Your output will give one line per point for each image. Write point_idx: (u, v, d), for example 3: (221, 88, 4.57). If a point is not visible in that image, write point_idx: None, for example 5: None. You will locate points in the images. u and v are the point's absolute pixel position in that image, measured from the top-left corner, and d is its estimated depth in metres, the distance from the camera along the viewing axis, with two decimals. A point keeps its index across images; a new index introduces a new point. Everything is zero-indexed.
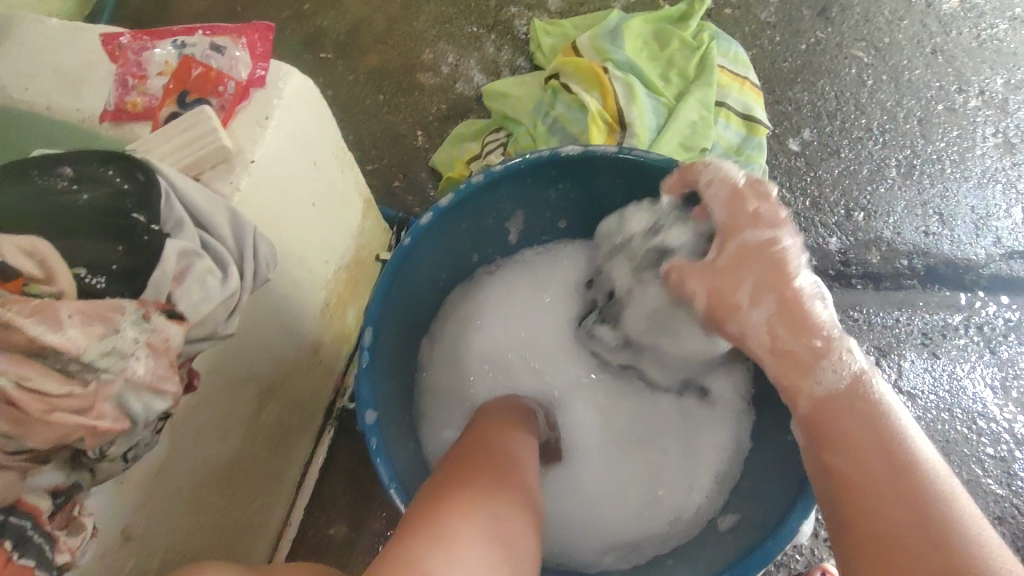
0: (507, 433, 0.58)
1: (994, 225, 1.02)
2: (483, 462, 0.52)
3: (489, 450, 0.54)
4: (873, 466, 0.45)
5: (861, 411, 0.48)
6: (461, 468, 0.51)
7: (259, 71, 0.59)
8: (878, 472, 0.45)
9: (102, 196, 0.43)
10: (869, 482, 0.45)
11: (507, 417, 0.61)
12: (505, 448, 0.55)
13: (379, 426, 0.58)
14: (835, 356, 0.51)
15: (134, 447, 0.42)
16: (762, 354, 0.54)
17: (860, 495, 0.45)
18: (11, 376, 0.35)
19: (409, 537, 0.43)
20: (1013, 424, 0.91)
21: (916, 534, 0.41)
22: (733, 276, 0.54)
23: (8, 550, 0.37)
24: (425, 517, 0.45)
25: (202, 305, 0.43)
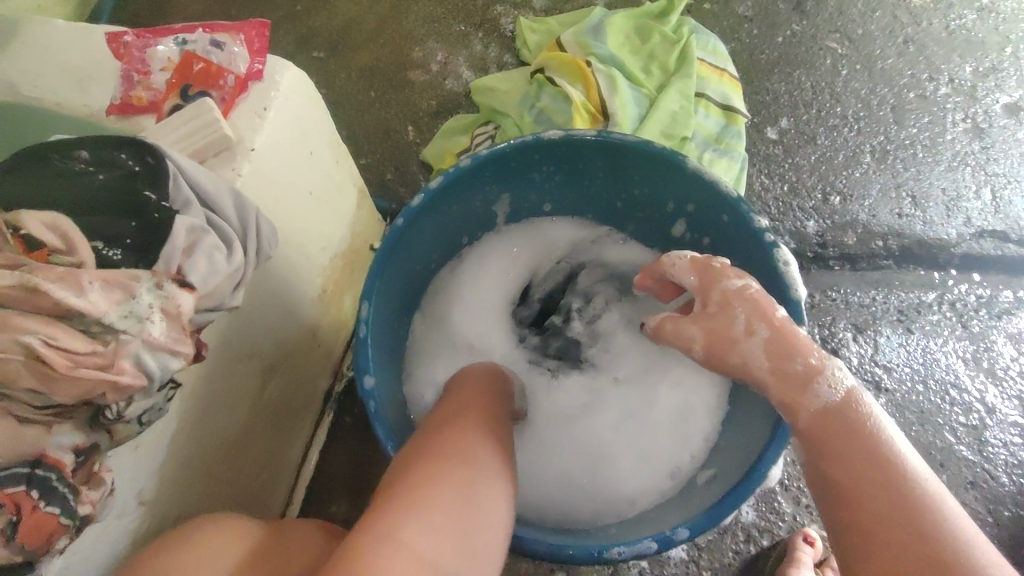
0: (483, 411, 0.59)
1: (965, 206, 1.06)
2: (464, 444, 0.53)
3: (471, 429, 0.56)
4: (863, 467, 0.48)
5: (847, 419, 0.51)
6: (438, 448, 0.53)
7: (257, 65, 0.63)
8: (867, 471, 0.48)
9: (115, 177, 0.46)
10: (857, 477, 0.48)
11: (482, 393, 0.63)
12: (485, 427, 0.57)
13: (377, 391, 0.62)
14: (827, 374, 0.53)
15: (148, 411, 0.47)
16: (764, 375, 0.57)
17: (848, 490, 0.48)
18: (40, 335, 0.38)
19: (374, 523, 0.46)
20: (983, 394, 0.95)
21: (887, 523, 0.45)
22: (724, 316, 0.60)
23: (35, 499, 0.40)
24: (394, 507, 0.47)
25: (210, 278, 0.47)
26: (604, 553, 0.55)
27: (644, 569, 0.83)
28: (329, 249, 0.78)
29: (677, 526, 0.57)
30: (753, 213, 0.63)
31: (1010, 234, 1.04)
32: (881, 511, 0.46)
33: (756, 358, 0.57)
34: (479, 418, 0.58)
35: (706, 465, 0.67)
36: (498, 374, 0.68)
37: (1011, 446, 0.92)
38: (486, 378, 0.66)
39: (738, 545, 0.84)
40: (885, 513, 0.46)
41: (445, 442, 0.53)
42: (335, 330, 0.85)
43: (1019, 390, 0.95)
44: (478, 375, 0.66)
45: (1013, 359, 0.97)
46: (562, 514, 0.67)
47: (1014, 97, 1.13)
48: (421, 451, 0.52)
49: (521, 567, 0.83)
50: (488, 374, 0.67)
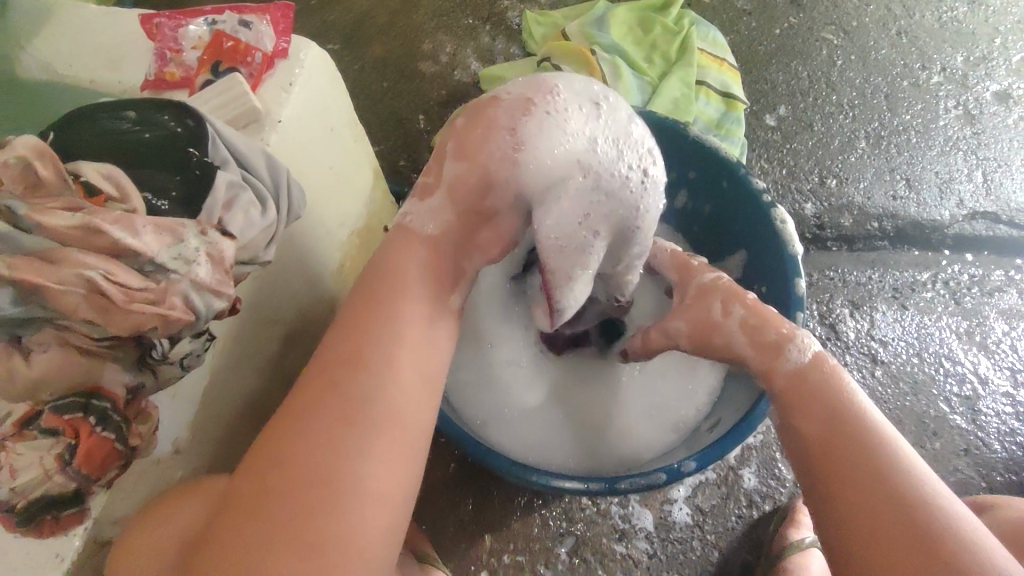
0: (372, 347, 0.50)
1: (957, 188, 1.09)
2: (328, 411, 0.47)
3: (342, 384, 0.48)
4: (849, 437, 0.50)
5: (822, 386, 0.54)
6: (300, 417, 0.47)
7: (283, 44, 0.67)
8: (852, 440, 0.50)
9: (159, 136, 0.50)
10: (842, 444, 0.50)
11: (371, 314, 0.52)
12: (367, 377, 0.49)
13: None
14: (797, 340, 0.57)
15: (189, 355, 0.50)
16: (747, 350, 0.60)
17: (834, 458, 0.50)
18: (99, 270, 0.42)
19: (335, 480, 0.45)
20: (976, 366, 0.99)
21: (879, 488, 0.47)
22: (699, 303, 0.64)
23: (91, 424, 0.44)
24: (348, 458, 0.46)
25: (247, 230, 0.51)
26: (616, 484, 0.59)
27: (651, 533, 0.86)
28: (349, 224, 0.81)
29: (684, 459, 0.60)
30: (750, 176, 0.69)
31: (1001, 215, 1.07)
32: (861, 478, 0.48)
33: (737, 338, 0.60)
34: (360, 356, 0.50)
35: (709, 416, 0.71)
36: (401, 274, 0.55)
37: (1003, 416, 0.95)
38: (402, 282, 0.54)
39: (741, 509, 0.87)
40: (869, 476, 0.47)
41: (308, 413, 0.47)
42: None
43: (1011, 363, 0.99)
44: (379, 279, 0.54)
45: (1005, 334, 1.00)
46: (575, 464, 0.70)
47: (1004, 85, 1.17)
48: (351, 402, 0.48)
49: (531, 531, 0.86)
50: (390, 277, 0.54)
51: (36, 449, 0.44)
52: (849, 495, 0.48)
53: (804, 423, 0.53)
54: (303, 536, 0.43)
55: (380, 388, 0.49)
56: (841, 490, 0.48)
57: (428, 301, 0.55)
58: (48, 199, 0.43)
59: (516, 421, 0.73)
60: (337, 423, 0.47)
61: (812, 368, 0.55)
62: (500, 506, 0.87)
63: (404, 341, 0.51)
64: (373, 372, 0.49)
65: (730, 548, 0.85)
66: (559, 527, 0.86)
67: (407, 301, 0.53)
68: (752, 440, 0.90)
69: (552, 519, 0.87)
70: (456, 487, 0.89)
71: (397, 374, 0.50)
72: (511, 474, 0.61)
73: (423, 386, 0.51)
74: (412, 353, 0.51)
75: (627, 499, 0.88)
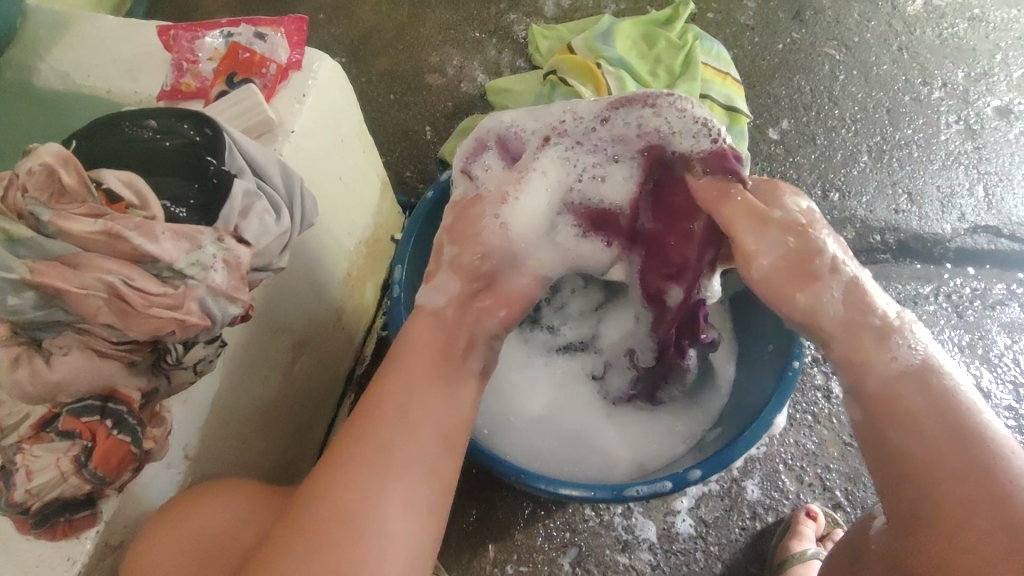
0: (394, 396, 0.53)
1: (959, 203, 1.10)
2: (351, 453, 0.50)
3: (367, 423, 0.51)
4: (938, 445, 0.44)
5: (908, 384, 0.47)
6: (328, 461, 0.50)
7: (296, 56, 0.68)
8: (941, 447, 0.44)
9: (179, 145, 0.51)
10: (928, 454, 0.45)
11: (391, 367, 0.55)
12: (389, 418, 0.51)
13: None
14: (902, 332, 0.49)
15: (203, 360, 0.51)
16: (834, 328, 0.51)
17: (916, 468, 0.45)
18: (121, 276, 0.43)
19: (354, 500, 0.47)
20: (979, 379, 0.99)
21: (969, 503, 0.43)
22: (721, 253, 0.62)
23: (108, 427, 0.45)
24: (367, 480, 0.48)
25: (262, 237, 0.51)
26: (623, 492, 0.59)
27: (654, 544, 0.86)
28: (356, 233, 0.81)
29: (690, 467, 0.60)
30: None
31: (1002, 229, 1.08)
32: (978, 512, 0.43)
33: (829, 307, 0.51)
34: (381, 406, 0.52)
35: (716, 425, 0.71)
36: (421, 338, 0.57)
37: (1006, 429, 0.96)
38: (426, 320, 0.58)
39: (744, 522, 0.87)
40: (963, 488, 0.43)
41: (331, 458, 0.50)
42: (358, 316, 0.88)
43: (1013, 376, 0.99)
44: (404, 340, 0.57)
45: (1007, 347, 1.01)
46: (582, 472, 0.71)
47: (1004, 100, 1.18)
48: (375, 430, 0.51)
49: (534, 542, 0.86)
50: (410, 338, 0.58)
51: (52, 452, 0.44)
52: (958, 529, 0.43)
53: (901, 443, 0.46)
54: (322, 554, 0.45)
55: (402, 428, 0.51)
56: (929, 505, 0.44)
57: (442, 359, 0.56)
58: (71, 206, 0.44)
59: (522, 431, 0.73)
60: (358, 450, 0.50)
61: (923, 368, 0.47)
62: (503, 516, 0.88)
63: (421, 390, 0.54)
64: (394, 417, 0.51)
65: (734, 560, 0.86)
66: (562, 537, 0.87)
67: (425, 357, 0.56)
68: (755, 451, 0.90)
69: (556, 530, 0.87)
70: (460, 497, 0.89)
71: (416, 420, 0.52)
72: (520, 483, 0.61)
73: (441, 419, 0.54)
74: (432, 399, 0.54)
75: (631, 510, 0.88)
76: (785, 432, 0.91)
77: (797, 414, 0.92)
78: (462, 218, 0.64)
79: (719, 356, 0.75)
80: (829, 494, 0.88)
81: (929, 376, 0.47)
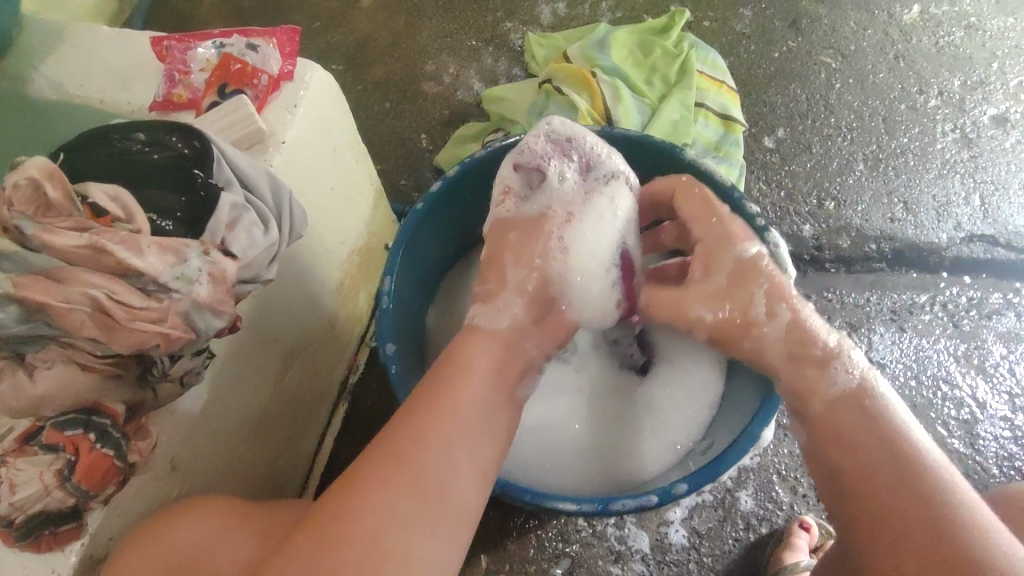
0: (439, 423, 0.50)
1: (955, 212, 1.10)
2: (389, 475, 0.47)
3: (404, 437, 0.48)
4: (875, 464, 0.49)
5: (858, 406, 0.53)
6: (361, 477, 0.47)
7: (288, 67, 0.68)
8: (878, 465, 0.49)
9: (167, 158, 0.51)
10: (864, 470, 0.49)
11: (436, 391, 0.52)
12: (427, 434, 0.49)
13: (398, 357, 0.66)
14: (843, 360, 0.55)
15: (190, 372, 0.51)
16: (787, 351, 0.58)
17: (861, 486, 0.49)
18: (105, 290, 0.43)
19: (371, 517, 0.45)
20: (974, 389, 0.99)
21: (905, 515, 0.46)
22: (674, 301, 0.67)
23: (92, 440, 0.46)
24: (389, 497, 0.46)
25: (249, 250, 0.52)
26: (608, 505, 0.59)
27: (647, 555, 0.86)
28: (348, 243, 0.81)
29: (676, 481, 0.59)
30: (744, 200, 0.70)
31: (998, 238, 1.08)
32: (906, 505, 0.46)
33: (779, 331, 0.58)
34: (423, 430, 0.49)
35: (704, 437, 0.72)
36: (468, 363, 0.55)
37: (1001, 440, 0.96)
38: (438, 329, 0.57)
39: (737, 533, 0.87)
40: (899, 502, 0.47)
41: (366, 476, 0.47)
42: (350, 325, 0.88)
43: (1008, 386, 0.99)
44: (448, 363, 0.55)
45: (1003, 357, 1.01)
46: (570, 485, 0.71)
47: (1001, 109, 1.18)
48: (410, 444, 0.48)
49: (526, 552, 0.86)
50: (454, 361, 0.55)
51: (36, 465, 0.45)
52: (896, 530, 0.46)
53: (842, 457, 0.51)
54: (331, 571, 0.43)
55: (438, 449, 0.49)
56: (868, 521, 0.48)
57: (488, 386, 0.54)
58: (57, 219, 0.45)
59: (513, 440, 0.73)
60: (388, 461, 0.47)
61: (859, 390, 0.53)
62: (495, 526, 0.87)
63: (466, 417, 0.51)
64: (430, 439, 0.49)
65: (727, 571, 0.85)
66: (554, 548, 0.86)
67: (472, 384, 0.53)
68: (749, 462, 0.90)
69: (547, 540, 0.86)
70: None
71: (458, 450, 0.49)
72: (507, 495, 0.60)
73: (479, 446, 0.51)
74: (468, 421, 0.51)
75: (623, 520, 0.87)
76: (779, 442, 0.91)
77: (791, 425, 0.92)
78: (527, 238, 0.64)
79: (708, 367, 0.75)
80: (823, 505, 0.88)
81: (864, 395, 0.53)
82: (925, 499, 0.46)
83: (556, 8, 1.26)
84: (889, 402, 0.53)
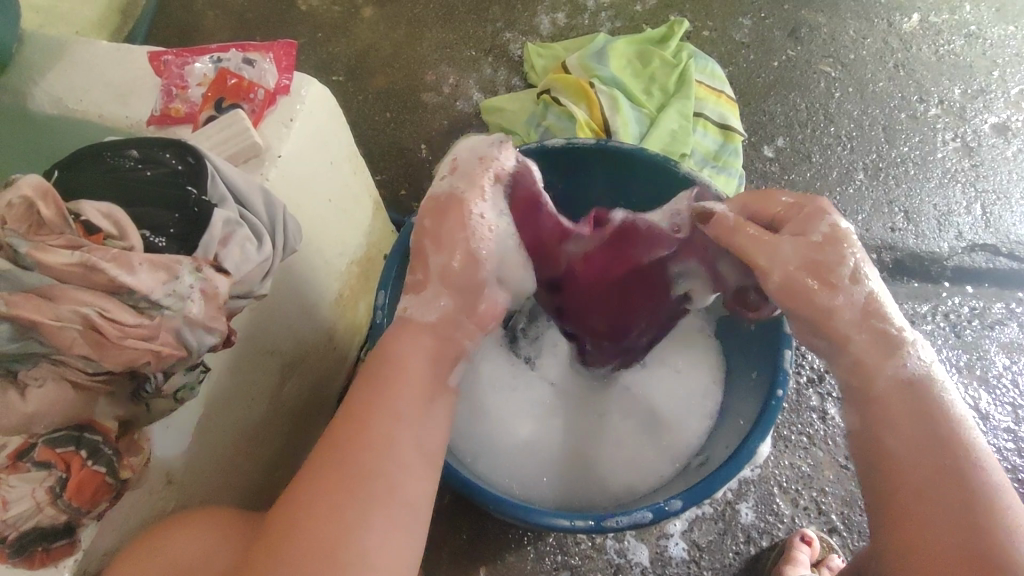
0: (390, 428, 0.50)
1: (957, 221, 1.09)
2: (335, 480, 0.47)
3: (350, 445, 0.49)
4: (926, 456, 0.49)
5: (921, 398, 0.51)
6: (314, 484, 0.48)
7: (285, 81, 0.68)
8: (928, 458, 0.48)
9: (160, 174, 0.52)
10: (914, 459, 0.49)
11: (373, 390, 0.52)
12: (376, 440, 0.49)
13: None
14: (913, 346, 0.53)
15: (182, 389, 0.52)
16: None
17: (906, 473, 0.49)
18: (97, 308, 0.45)
19: (328, 523, 0.46)
20: (977, 401, 0.98)
21: (945, 510, 0.46)
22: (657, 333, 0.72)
23: (83, 458, 0.46)
24: (339, 498, 0.47)
25: (242, 265, 0.52)
26: (602, 522, 0.58)
27: (646, 568, 0.85)
28: (347, 254, 0.81)
29: (670, 497, 0.59)
30: None
31: (1000, 248, 1.07)
32: (947, 500, 0.47)
33: None
34: (366, 431, 0.49)
35: (701, 450, 0.70)
36: (402, 366, 0.54)
37: (1005, 452, 0.95)
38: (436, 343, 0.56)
39: (738, 546, 0.86)
40: (942, 497, 0.47)
41: (324, 483, 0.47)
42: (349, 334, 0.88)
43: (1011, 398, 0.98)
44: (381, 366, 0.54)
45: (1006, 367, 1.00)
46: (564, 499, 0.71)
47: (1002, 117, 1.18)
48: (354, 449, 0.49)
49: (525, 564, 0.85)
50: (385, 361, 0.54)
51: (29, 482, 0.45)
52: (919, 522, 0.47)
53: (893, 441, 0.50)
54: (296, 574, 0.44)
55: (388, 452, 0.49)
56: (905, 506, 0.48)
57: (429, 385, 0.54)
58: (49, 237, 0.46)
59: (508, 454, 0.72)
60: (335, 469, 0.48)
61: (923, 380, 0.52)
62: (492, 538, 0.87)
63: (408, 415, 0.51)
64: (378, 443, 0.49)
65: None
66: (553, 561, 0.86)
67: (408, 384, 0.53)
68: (749, 474, 0.89)
69: (546, 552, 0.86)
70: (451, 516, 0.88)
71: (405, 456, 0.50)
72: (502, 511, 0.60)
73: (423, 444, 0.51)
74: (415, 420, 0.51)
75: (622, 533, 0.87)
76: (780, 454, 0.90)
77: (791, 436, 0.91)
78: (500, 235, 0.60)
79: (708, 383, 0.75)
80: (824, 518, 0.87)
81: (922, 389, 0.52)
82: (965, 499, 0.46)
83: (556, 19, 1.26)
84: (946, 400, 0.51)
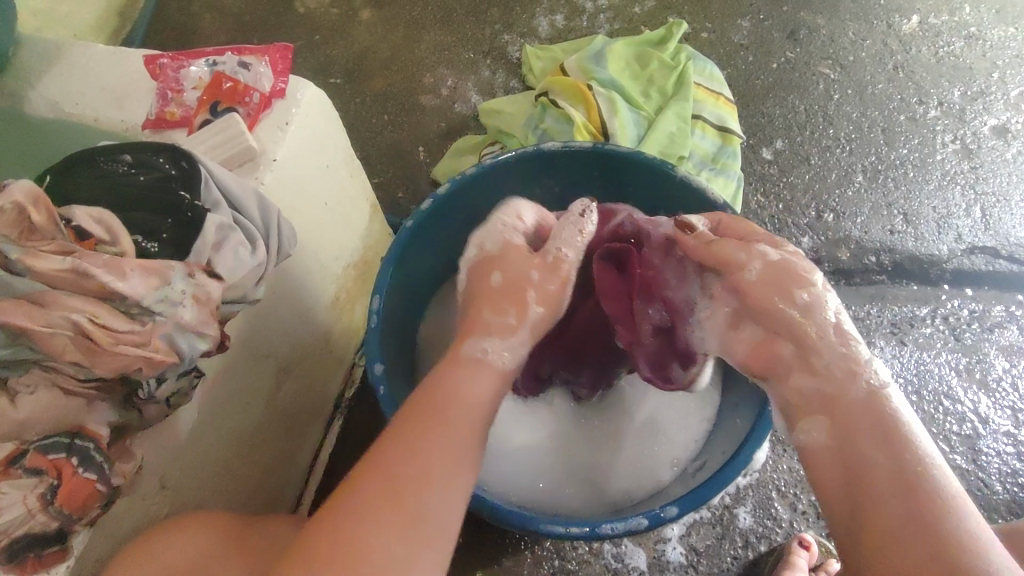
0: (428, 446, 0.50)
1: (956, 223, 1.09)
2: (386, 485, 0.47)
3: (402, 455, 0.49)
4: (881, 473, 0.47)
5: (879, 412, 0.50)
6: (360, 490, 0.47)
7: (281, 84, 0.68)
8: (885, 476, 0.46)
9: (153, 179, 0.52)
10: (873, 478, 0.47)
11: (429, 410, 0.52)
12: (423, 452, 0.49)
13: (386, 377, 0.66)
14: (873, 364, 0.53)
15: (175, 394, 0.52)
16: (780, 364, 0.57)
17: (870, 491, 0.47)
18: (87, 314, 0.44)
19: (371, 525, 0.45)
20: (976, 404, 0.98)
21: (910, 528, 0.44)
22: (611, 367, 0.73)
23: (74, 465, 0.46)
24: (384, 503, 0.46)
25: (236, 269, 0.52)
26: (597, 529, 0.58)
27: (643, 572, 0.85)
28: (344, 257, 0.81)
29: (666, 504, 0.59)
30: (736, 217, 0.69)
31: (999, 250, 1.07)
32: (907, 517, 0.44)
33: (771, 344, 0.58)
34: (417, 444, 0.50)
35: (697, 457, 0.71)
36: (457, 398, 0.54)
37: (1004, 455, 0.95)
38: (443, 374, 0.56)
39: (736, 550, 0.86)
40: (903, 514, 0.44)
41: (372, 491, 0.47)
42: (346, 338, 0.88)
43: (1010, 401, 0.98)
44: (437, 392, 0.54)
45: (1005, 371, 0.99)
46: (562, 505, 0.70)
47: (1001, 119, 1.17)
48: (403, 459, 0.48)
49: (522, 569, 0.85)
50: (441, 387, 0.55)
51: (19, 489, 0.44)
52: (883, 541, 0.44)
53: (876, 456, 0.48)
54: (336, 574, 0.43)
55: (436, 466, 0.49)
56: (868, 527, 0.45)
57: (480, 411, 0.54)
58: (41, 243, 0.46)
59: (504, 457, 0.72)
60: (386, 471, 0.48)
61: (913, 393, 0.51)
62: (489, 543, 0.87)
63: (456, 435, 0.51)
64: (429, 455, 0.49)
65: None
66: (550, 565, 0.85)
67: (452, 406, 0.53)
68: (747, 478, 0.89)
69: (544, 557, 0.86)
70: None
71: (436, 478, 0.49)
72: (494, 517, 0.60)
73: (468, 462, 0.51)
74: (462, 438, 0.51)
75: (620, 537, 0.87)
76: (778, 457, 0.90)
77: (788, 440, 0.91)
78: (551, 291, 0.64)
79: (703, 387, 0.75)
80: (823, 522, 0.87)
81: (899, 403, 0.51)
82: (927, 515, 0.44)
83: (554, 21, 1.26)
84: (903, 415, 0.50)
